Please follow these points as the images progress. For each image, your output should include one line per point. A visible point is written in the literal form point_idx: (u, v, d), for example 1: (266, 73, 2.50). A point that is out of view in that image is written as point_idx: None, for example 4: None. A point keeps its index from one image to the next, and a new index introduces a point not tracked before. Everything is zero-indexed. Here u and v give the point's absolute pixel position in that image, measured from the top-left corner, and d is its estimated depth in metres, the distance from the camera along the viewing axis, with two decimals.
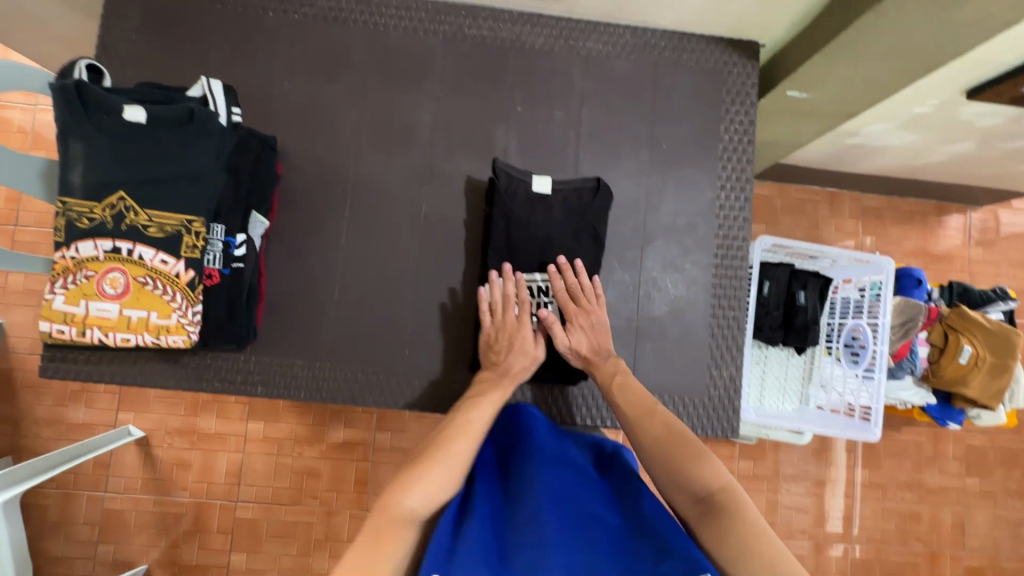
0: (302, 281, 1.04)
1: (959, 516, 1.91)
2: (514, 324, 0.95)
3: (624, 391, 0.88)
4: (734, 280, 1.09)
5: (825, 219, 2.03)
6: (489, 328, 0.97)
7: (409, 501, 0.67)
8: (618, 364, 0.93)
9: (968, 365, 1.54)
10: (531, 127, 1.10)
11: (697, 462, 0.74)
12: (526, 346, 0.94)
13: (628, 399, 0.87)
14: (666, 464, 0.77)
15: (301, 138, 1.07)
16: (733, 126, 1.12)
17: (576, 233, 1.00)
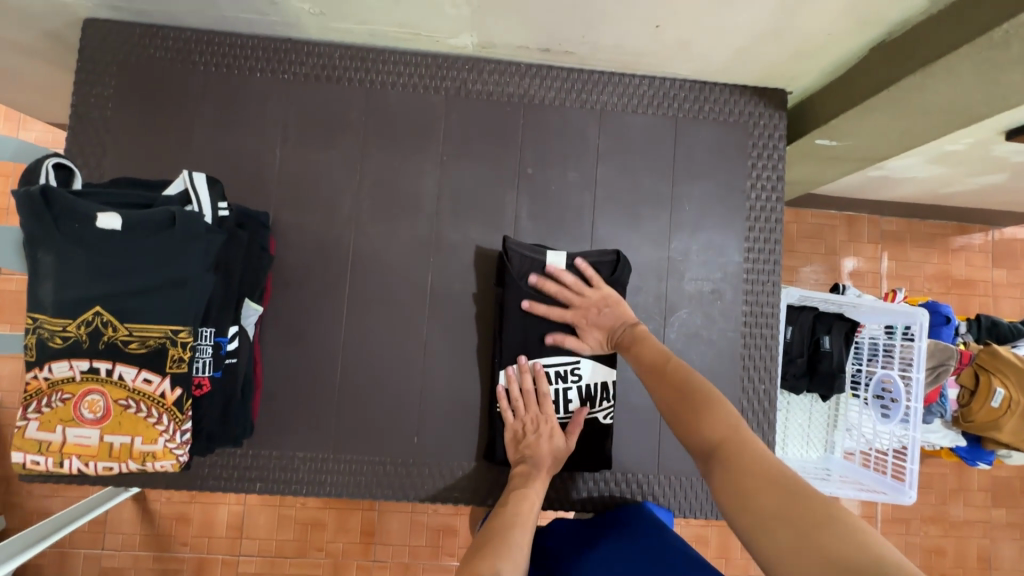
0: (301, 364, 0.96)
1: (987, 550, 1.85)
2: (539, 413, 0.90)
3: (633, 358, 0.81)
4: (764, 350, 1.02)
5: (844, 244, 1.95)
6: (515, 421, 0.91)
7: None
8: (635, 331, 0.84)
9: (1002, 408, 1.45)
10: (543, 189, 1.02)
11: (702, 409, 0.67)
12: (558, 433, 0.89)
13: (639, 364, 0.79)
14: (672, 413, 0.70)
15: (296, 207, 0.99)
16: (760, 183, 1.04)
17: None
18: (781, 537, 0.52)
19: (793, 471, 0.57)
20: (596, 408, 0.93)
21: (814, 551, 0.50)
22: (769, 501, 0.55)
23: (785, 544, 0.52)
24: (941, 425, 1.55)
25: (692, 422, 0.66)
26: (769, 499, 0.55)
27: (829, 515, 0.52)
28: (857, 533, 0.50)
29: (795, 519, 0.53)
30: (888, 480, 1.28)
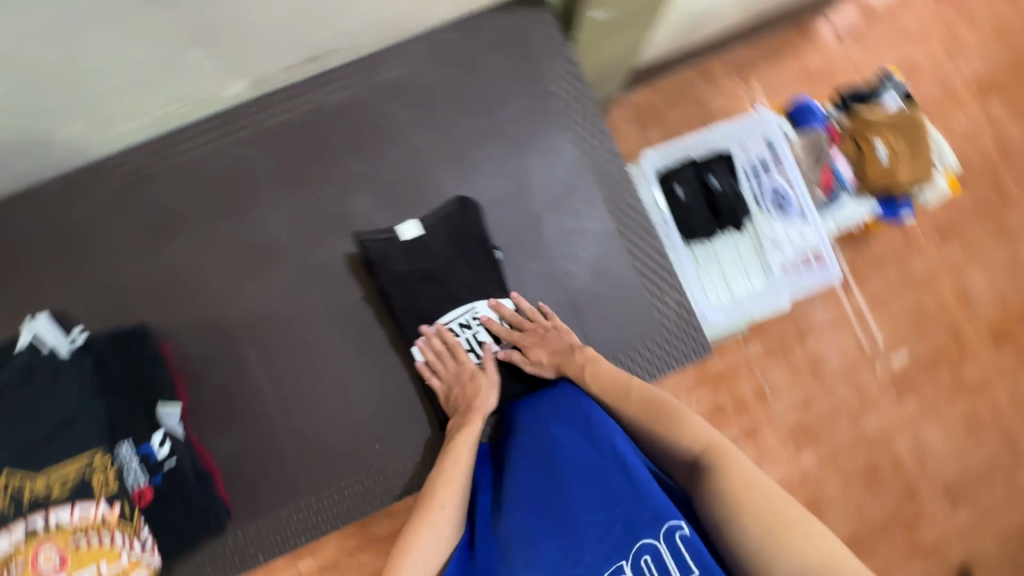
0: (245, 436, 1.00)
1: (952, 284, 2.01)
2: (458, 367, 0.95)
3: (598, 381, 0.90)
4: (634, 213, 1.08)
5: (708, 93, 2.02)
6: (441, 382, 0.96)
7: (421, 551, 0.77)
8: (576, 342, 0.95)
9: (888, 157, 1.55)
10: (378, 177, 1.06)
11: (678, 424, 0.80)
12: (477, 372, 0.96)
13: (603, 385, 0.89)
14: (643, 418, 0.84)
15: (163, 305, 1.00)
16: (559, 73, 1.09)
17: (466, 256, 0.98)
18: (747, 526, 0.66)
19: (755, 474, 0.71)
20: (512, 334, 1.00)
21: (786, 553, 0.63)
22: (740, 499, 0.68)
23: (755, 531, 0.66)
24: (851, 199, 1.61)
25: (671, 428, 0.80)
26: (739, 496, 0.69)
27: (793, 519, 0.66)
28: (815, 537, 0.64)
29: (767, 522, 0.66)
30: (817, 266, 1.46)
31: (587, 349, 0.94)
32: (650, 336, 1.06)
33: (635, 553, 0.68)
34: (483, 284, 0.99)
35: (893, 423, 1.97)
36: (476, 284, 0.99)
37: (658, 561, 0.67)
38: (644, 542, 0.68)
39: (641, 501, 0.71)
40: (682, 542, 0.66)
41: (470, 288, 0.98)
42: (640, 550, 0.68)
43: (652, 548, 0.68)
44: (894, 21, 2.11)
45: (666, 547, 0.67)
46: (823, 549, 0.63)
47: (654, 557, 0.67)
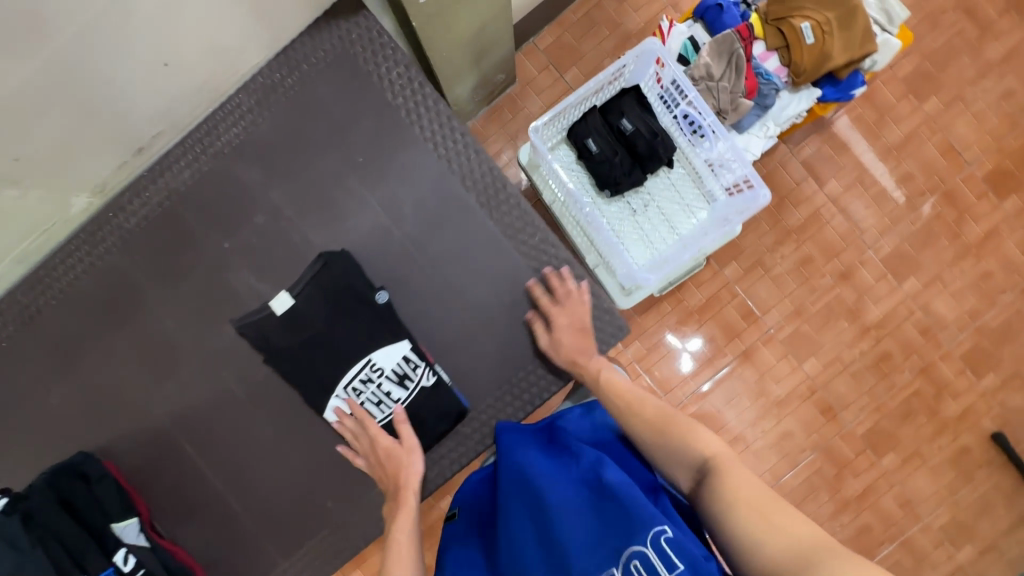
0: (207, 525, 1.05)
1: (940, 143, 1.84)
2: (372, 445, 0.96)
3: (610, 389, 0.90)
4: (515, 209, 1.01)
5: (619, 11, 1.83)
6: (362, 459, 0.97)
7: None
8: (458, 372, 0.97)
9: (817, 39, 1.37)
10: (249, 247, 1.02)
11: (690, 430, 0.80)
12: (392, 450, 0.95)
13: (615, 394, 0.88)
14: (647, 434, 0.83)
15: (96, 426, 1.04)
16: (396, 82, 1.00)
17: (347, 313, 0.95)
18: (743, 519, 0.68)
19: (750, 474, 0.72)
20: (416, 377, 0.97)
21: (777, 534, 0.66)
22: (734, 500, 0.70)
23: (747, 528, 0.67)
24: (787, 95, 1.46)
25: (682, 436, 0.80)
26: (736, 492, 0.70)
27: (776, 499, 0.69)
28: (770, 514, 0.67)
29: (761, 511, 0.68)
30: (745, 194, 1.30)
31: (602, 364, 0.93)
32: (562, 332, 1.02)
33: (628, 553, 0.70)
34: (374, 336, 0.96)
35: (897, 307, 1.87)
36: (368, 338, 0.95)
37: (646, 564, 0.68)
38: (633, 547, 0.70)
39: (627, 513, 0.73)
40: (666, 543, 0.68)
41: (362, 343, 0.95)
42: (629, 555, 0.71)
43: (641, 553, 0.69)
44: None
45: (653, 551, 0.68)
46: (813, 532, 0.64)
47: (642, 561, 0.69)
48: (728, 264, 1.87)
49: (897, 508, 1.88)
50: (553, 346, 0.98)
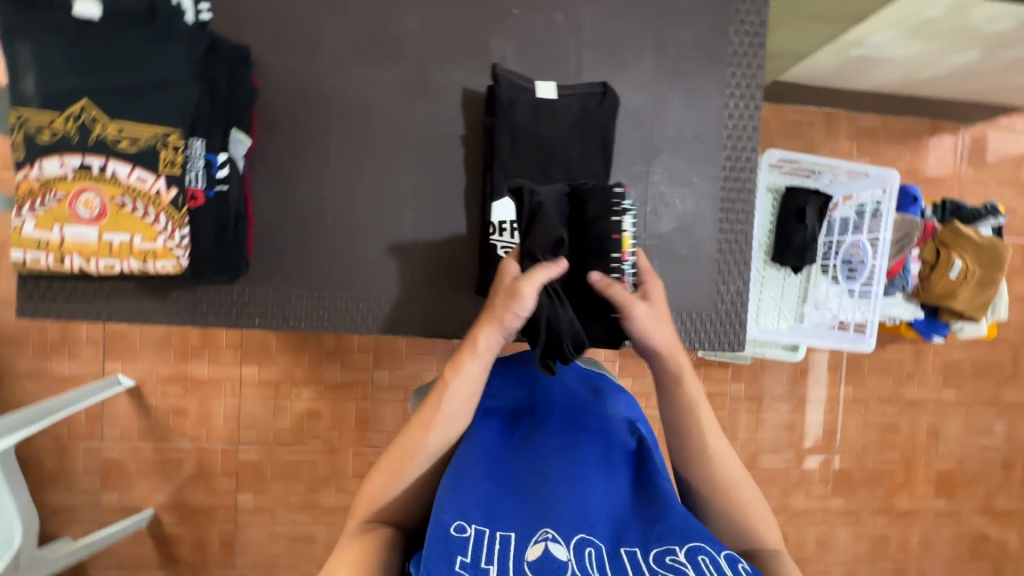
0: (289, 206, 0.98)
1: (934, 425, 2.11)
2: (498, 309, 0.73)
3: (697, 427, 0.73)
4: (743, 194, 1.06)
5: (821, 141, 1.99)
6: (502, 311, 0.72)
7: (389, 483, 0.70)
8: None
9: (958, 279, 1.57)
10: (531, 30, 1.01)
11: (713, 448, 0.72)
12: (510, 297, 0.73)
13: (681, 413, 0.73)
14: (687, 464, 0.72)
15: (275, 47, 0.96)
16: (744, 26, 1.04)
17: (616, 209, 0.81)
18: None
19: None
20: None
21: None
22: None
23: None
24: (902, 299, 1.64)
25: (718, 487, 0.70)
26: None
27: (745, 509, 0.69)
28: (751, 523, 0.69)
29: None
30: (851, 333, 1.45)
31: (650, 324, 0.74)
32: (696, 310, 1.06)
33: (685, 549, 0.56)
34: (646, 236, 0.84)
35: (815, 512, 2.07)
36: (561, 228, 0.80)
37: (715, 565, 0.53)
38: (697, 544, 0.56)
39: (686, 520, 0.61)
40: (743, 571, 0.53)
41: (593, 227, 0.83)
42: (581, 541, 0.58)
43: (707, 552, 0.55)
44: (1015, 168, 2.13)
45: (723, 558, 0.54)
46: None
47: (710, 560, 0.54)
48: (738, 381, 2.00)
49: None
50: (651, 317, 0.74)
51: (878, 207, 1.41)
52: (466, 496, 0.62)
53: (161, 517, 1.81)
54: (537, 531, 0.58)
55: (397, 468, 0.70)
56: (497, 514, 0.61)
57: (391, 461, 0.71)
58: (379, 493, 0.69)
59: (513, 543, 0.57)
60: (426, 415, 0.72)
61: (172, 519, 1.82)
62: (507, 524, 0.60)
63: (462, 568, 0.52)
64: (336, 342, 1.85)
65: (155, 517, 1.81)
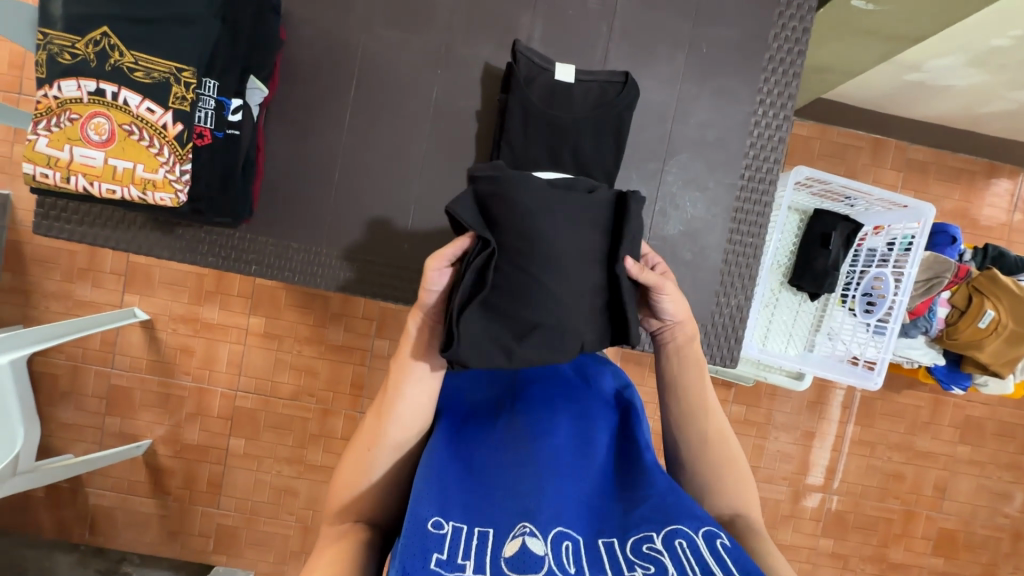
0: (299, 160, 0.99)
1: (943, 480, 2.01)
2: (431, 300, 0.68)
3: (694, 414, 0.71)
4: (758, 207, 1.02)
5: (864, 168, 1.89)
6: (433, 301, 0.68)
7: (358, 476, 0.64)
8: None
9: (986, 329, 1.47)
10: (562, 11, 0.99)
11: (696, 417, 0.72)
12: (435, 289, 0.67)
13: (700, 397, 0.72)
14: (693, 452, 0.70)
15: (306, 0, 0.97)
16: (785, 32, 1.00)
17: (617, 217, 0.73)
18: None
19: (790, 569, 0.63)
20: None
21: None
22: None
23: None
24: (923, 342, 1.56)
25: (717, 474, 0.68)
26: None
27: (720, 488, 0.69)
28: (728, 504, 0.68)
29: None
30: (860, 369, 1.37)
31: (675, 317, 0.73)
32: (692, 318, 1.03)
33: (662, 534, 0.53)
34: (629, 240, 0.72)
35: (801, 549, 2.00)
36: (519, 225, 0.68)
37: (692, 551, 0.51)
38: (678, 525, 0.54)
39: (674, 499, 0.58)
40: (721, 548, 0.52)
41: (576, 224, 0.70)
42: (559, 532, 0.54)
43: (686, 534, 0.53)
44: None
45: (703, 543, 0.52)
46: None
47: (688, 543, 0.52)
48: (740, 403, 1.94)
49: None
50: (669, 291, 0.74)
51: (909, 241, 1.33)
52: (443, 490, 0.57)
53: (157, 448, 1.89)
54: (516, 523, 0.54)
55: (362, 463, 0.65)
56: (470, 505, 0.57)
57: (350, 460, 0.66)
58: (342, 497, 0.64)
59: (491, 540, 0.53)
60: (382, 401, 0.66)
61: (166, 452, 1.89)
62: (487, 518, 0.55)
63: (437, 567, 0.49)
64: (342, 305, 1.88)
65: (152, 447, 1.88)
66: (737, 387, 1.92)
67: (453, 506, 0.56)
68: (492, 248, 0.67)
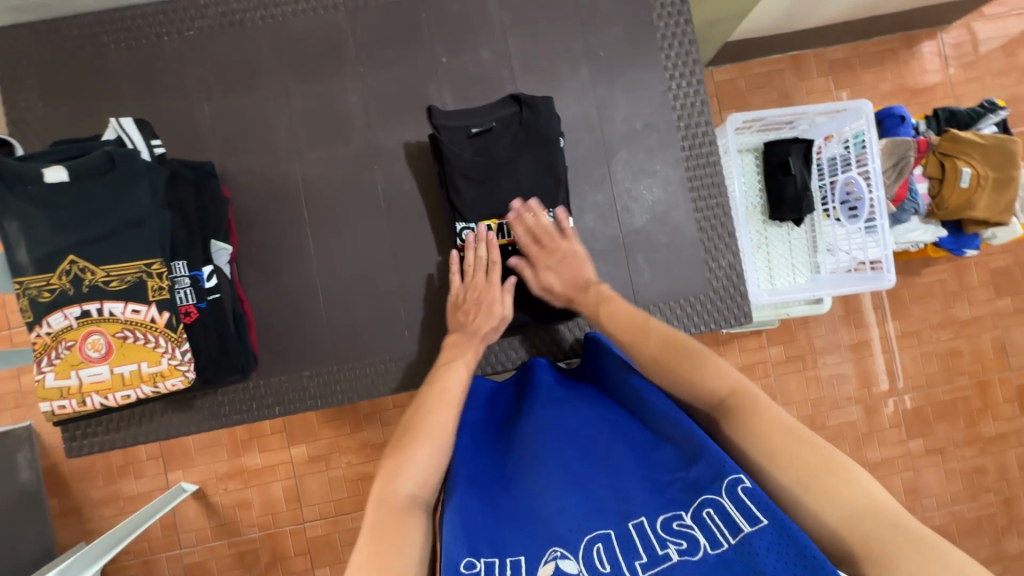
0: (282, 295, 1.03)
1: (999, 339, 1.98)
2: (484, 282, 0.94)
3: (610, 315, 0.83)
4: (708, 168, 1.06)
5: (794, 86, 1.94)
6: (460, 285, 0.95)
7: (405, 484, 0.66)
8: (600, 293, 0.88)
9: (971, 188, 1.48)
10: (464, 72, 1.05)
11: (700, 368, 0.69)
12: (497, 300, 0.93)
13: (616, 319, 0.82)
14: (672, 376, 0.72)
15: (238, 155, 1.03)
16: (666, 10, 1.05)
17: (516, 122, 0.96)
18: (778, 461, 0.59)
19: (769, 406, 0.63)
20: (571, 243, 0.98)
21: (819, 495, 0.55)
22: (771, 442, 0.60)
23: (787, 477, 0.58)
24: (919, 222, 1.56)
25: (686, 376, 0.70)
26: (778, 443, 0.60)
27: (841, 463, 0.57)
28: (859, 480, 0.56)
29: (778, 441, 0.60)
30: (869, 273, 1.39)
31: (598, 284, 0.90)
32: (694, 293, 1.04)
33: (690, 510, 0.57)
34: (556, 171, 0.96)
35: (896, 458, 1.95)
36: (484, 206, 0.96)
37: (721, 515, 0.55)
38: (704, 495, 0.57)
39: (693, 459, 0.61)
40: (746, 495, 0.55)
41: (520, 145, 0.96)
42: (591, 536, 0.57)
43: (715, 502, 0.56)
44: (1007, 54, 2.02)
45: (729, 501, 0.55)
46: (812, 469, 0.57)
47: (717, 511, 0.55)
48: (775, 345, 1.93)
49: None
50: (548, 266, 0.93)
51: (861, 137, 1.39)
52: (473, 522, 0.61)
53: None
54: (548, 546, 0.57)
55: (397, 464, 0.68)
56: (504, 535, 0.60)
57: (405, 441, 0.71)
58: (410, 490, 0.66)
59: (527, 564, 0.56)
60: (417, 410, 0.75)
61: None
62: (523, 543, 0.59)
63: None
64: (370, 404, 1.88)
65: None
66: (766, 331, 1.91)
67: (498, 537, 0.60)
68: (450, 184, 0.95)
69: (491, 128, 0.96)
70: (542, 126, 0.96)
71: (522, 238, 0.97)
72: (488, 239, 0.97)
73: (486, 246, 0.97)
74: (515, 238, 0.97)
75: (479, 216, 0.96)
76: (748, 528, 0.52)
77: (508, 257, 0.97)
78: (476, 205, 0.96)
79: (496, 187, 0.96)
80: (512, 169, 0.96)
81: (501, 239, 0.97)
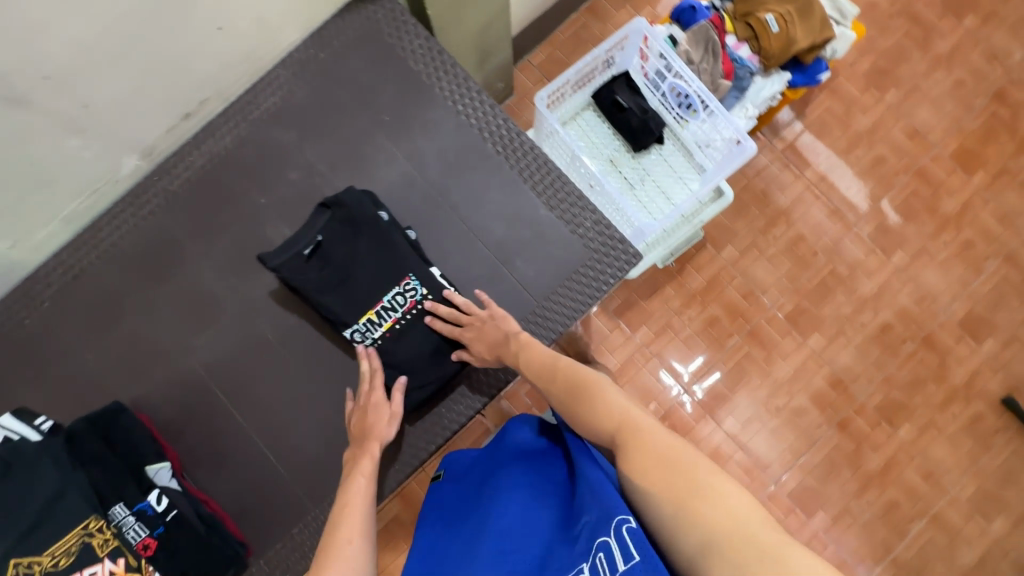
0: (237, 476, 1.06)
1: (911, 126, 1.91)
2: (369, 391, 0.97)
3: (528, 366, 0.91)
4: (529, 157, 1.11)
5: (603, 30, 2.03)
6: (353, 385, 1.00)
7: None
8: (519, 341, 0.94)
9: (784, 28, 1.54)
10: (284, 201, 1.11)
11: (603, 404, 0.76)
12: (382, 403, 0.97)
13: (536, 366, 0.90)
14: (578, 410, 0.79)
15: (138, 380, 1.08)
16: (418, 53, 1.13)
17: (337, 220, 1.01)
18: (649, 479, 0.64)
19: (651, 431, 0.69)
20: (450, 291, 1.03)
21: (686, 513, 0.59)
22: (649, 462, 0.65)
23: (664, 500, 0.61)
24: (762, 79, 1.62)
25: (587, 408, 0.77)
26: (654, 462, 0.64)
27: (705, 485, 0.60)
28: (725, 499, 0.58)
29: (648, 461, 0.65)
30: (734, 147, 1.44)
31: (522, 336, 0.95)
32: (580, 264, 1.08)
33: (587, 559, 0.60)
34: (393, 241, 1.01)
35: (889, 280, 1.82)
36: (353, 305, 1.00)
37: (609, 559, 0.58)
38: (600, 540, 0.61)
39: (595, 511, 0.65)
40: (628, 533, 0.59)
41: (355, 235, 1.01)
42: None
43: (605, 546, 0.60)
44: None
45: (616, 542, 0.59)
46: (682, 482, 0.61)
47: (606, 555, 0.59)
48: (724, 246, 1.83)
49: (921, 481, 1.70)
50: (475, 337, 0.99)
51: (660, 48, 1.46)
52: None
53: None
54: None
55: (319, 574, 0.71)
56: None
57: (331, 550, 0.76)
58: None
59: None
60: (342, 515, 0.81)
61: None
62: None
63: None
64: None
65: None
66: None
67: None
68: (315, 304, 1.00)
69: (319, 241, 1.00)
70: (358, 213, 1.01)
71: (400, 310, 1.01)
72: (375, 329, 1.01)
73: (374, 333, 1.01)
74: (396, 315, 1.01)
75: (352, 314, 1.00)
76: (625, 565, 0.56)
77: (399, 332, 1.01)
78: (345, 307, 1.00)
79: (354, 282, 1.01)
80: (357, 260, 1.01)
81: (383, 322, 1.01)
